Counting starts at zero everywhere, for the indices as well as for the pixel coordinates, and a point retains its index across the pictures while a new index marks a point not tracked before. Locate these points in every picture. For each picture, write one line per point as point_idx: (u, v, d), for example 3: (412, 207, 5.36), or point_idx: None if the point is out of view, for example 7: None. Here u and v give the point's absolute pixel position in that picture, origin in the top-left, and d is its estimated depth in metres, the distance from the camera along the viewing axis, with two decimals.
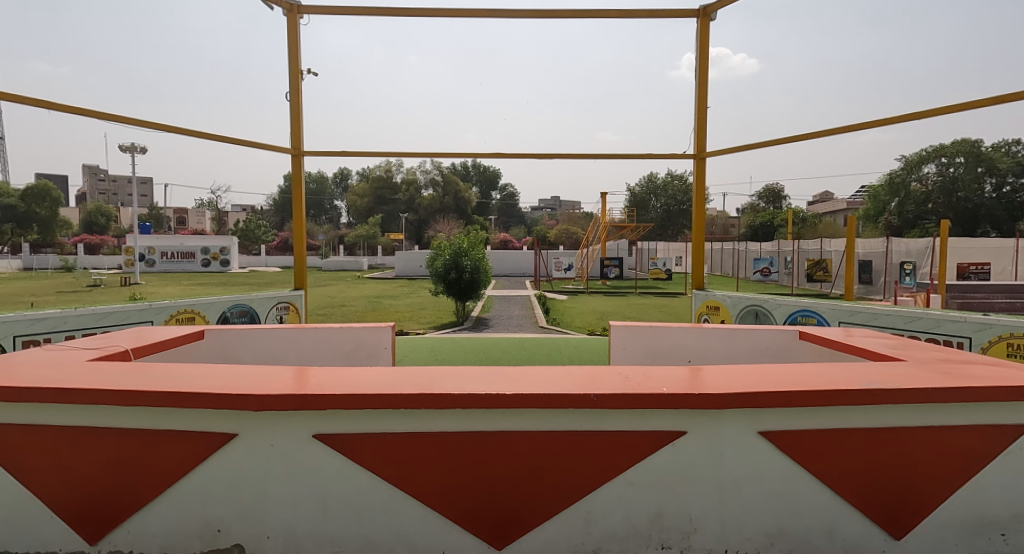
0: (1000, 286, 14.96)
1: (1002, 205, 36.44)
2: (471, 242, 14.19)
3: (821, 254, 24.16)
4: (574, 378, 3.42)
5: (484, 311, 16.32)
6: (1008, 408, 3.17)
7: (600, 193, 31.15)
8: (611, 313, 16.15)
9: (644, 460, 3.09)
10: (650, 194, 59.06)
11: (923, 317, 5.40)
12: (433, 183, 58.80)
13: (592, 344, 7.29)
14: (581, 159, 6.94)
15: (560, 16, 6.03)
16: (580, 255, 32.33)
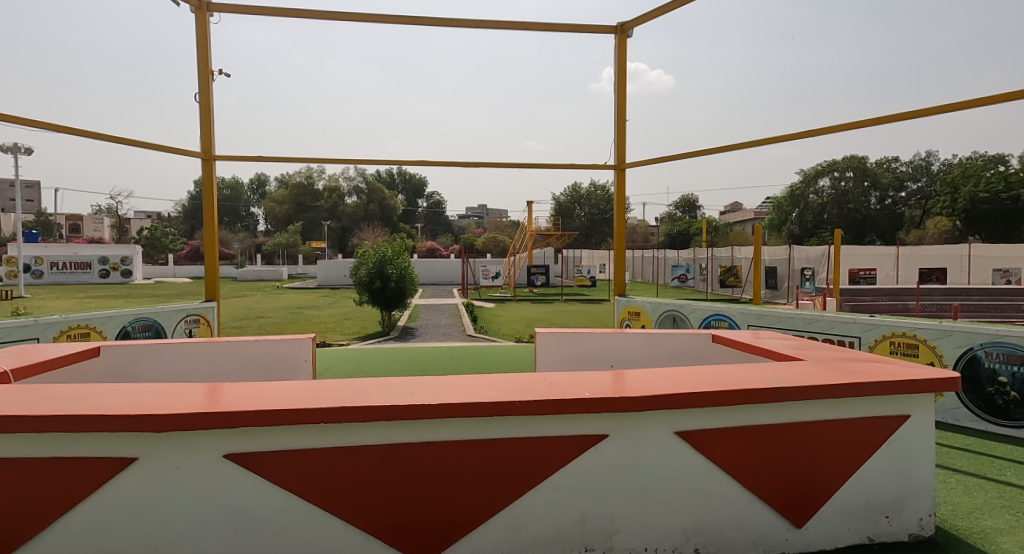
0: (884, 289, 16.52)
1: (885, 216, 41.36)
2: (395, 250, 13.98)
3: (733, 261, 25.67)
4: (500, 385, 3.48)
5: (411, 321, 15.99)
6: (891, 400, 3.53)
7: (527, 202, 31.43)
8: (538, 321, 16.35)
9: (569, 464, 3.14)
10: (574, 203, 60.40)
11: (820, 319, 5.65)
12: (357, 191, 57.75)
13: (523, 352, 7.36)
14: (504, 168, 6.95)
15: (484, 26, 6.08)
16: (507, 263, 32.64)
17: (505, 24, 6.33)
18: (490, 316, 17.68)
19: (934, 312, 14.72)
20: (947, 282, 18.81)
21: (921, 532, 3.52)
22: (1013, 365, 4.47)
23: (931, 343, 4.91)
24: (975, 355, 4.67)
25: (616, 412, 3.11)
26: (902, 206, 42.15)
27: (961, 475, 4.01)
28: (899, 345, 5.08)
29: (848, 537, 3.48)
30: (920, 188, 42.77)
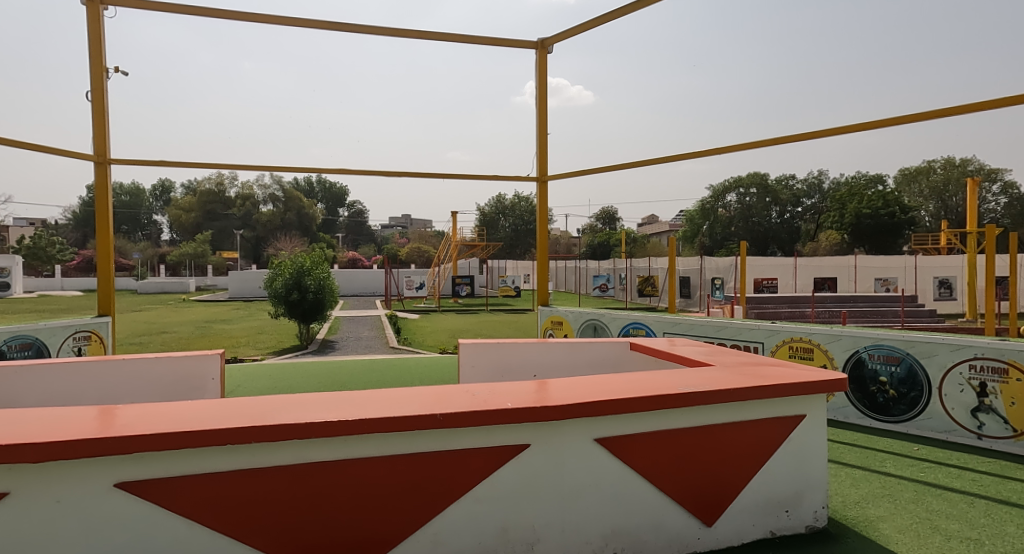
0: (784, 297, 17.74)
1: (784, 229, 44.87)
2: (313, 261, 13.52)
3: (650, 271, 26.79)
4: (422, 398, 3.43)
5: (331, 334, 15.41)
6: (789, 401, 3.79)
7: (452, 212, 31.33)
8: (463, 331, 16.30)
9: (492, 475, 3.13)
10: (497, 214, 60.50)
11: (728, 325, 5.98)
12: (273, 200, 55.53)
13: (446, 364, 7.28)
14: (428, 178, 6.88)
15: (405, 35, 6.03)
16: (432, 273, 32.29)
17: (426, 34, 6.30)
18: (413, 328, 17.37)
19: (827, 319, 16.06)
20: (837, 290, 20.80)
21: (816, 523, 3.79)
22: (892, 365, 4.91)
23: (824, 347, 5.32)
24: (860, 357, 5.11)
25: (537, 421, 3.15)
26: (799, 220, 46.32)
27: (849, 468, 4.34)
28: (797, 349, 5.47)
29: (753, 532, 3.67)
30: (814, 205, 46.39)
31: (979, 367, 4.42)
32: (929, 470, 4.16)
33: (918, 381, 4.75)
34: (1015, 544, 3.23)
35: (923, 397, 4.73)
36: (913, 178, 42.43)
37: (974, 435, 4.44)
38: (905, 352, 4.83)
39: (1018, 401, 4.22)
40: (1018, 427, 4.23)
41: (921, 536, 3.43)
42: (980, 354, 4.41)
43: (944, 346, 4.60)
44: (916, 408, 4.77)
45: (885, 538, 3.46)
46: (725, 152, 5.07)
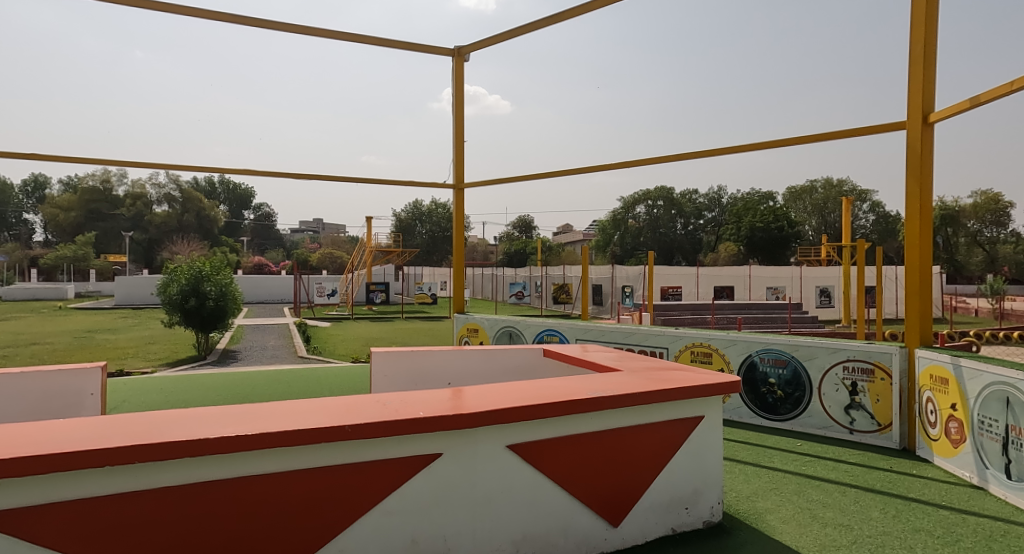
0: (687, 304, 18.78)
1: (688, 240, 48.74)
2: (214, 266, 12.73)
3: (564, 279, 27.51)
4: (329, 409, 3.30)
5: (233, 344, 14.48)
6: (689, 403, 4.00)
7: (367, 217, 30.60)
8: (377, 339, 15.94)
9: (402, 485, 3.06)
10: (415, 220, 60.66)
11: (636, 331, 6.24)
12: (169, 200, 51.70)
13: (359, 374, 7.04)
14: (341, 182, 6.66)
15: (318, 34, 5.86)
16: (345, 280, 31.25)
17: (338, 34, 6.13)
18: (324, 336, 16.72)
19: (725, 325, 17.23)
20: (734, 298, 22.34)
21: (712, 518, 4.01)
22: (779, 368, 5.32)
23: (722, 352, 5.68)
24: (753, 361, 5.50)
25: (450, 429, 3.12)
26: (702, 232, 49.44)
27: (741, 464, 4.65)
28: (697, 354, 5.82)
29: (655, 530, 3.82)
30: (714, 218, 49.75)
31: (851, 368, 4.89)
32: (810, 464, 4.53)
33: (800, 381, 5.18)
34: (877, 526, 3.58)
35: (804, 397, 5.16)
36: (798, 195, 46.47)
37: (847, 430, 4.89)
38: (790, 355, 5.25)
39: (881, 398, 4.71)
40: (883, 421, 4.71)
41: (801, 524, 3.73)
42: (852, 356, 4.88)
43: (823, 349, 5.04)
44: (799, 406, 5.19)
45: (772, 529, 3.72)
46: (633, 166, 5.29)
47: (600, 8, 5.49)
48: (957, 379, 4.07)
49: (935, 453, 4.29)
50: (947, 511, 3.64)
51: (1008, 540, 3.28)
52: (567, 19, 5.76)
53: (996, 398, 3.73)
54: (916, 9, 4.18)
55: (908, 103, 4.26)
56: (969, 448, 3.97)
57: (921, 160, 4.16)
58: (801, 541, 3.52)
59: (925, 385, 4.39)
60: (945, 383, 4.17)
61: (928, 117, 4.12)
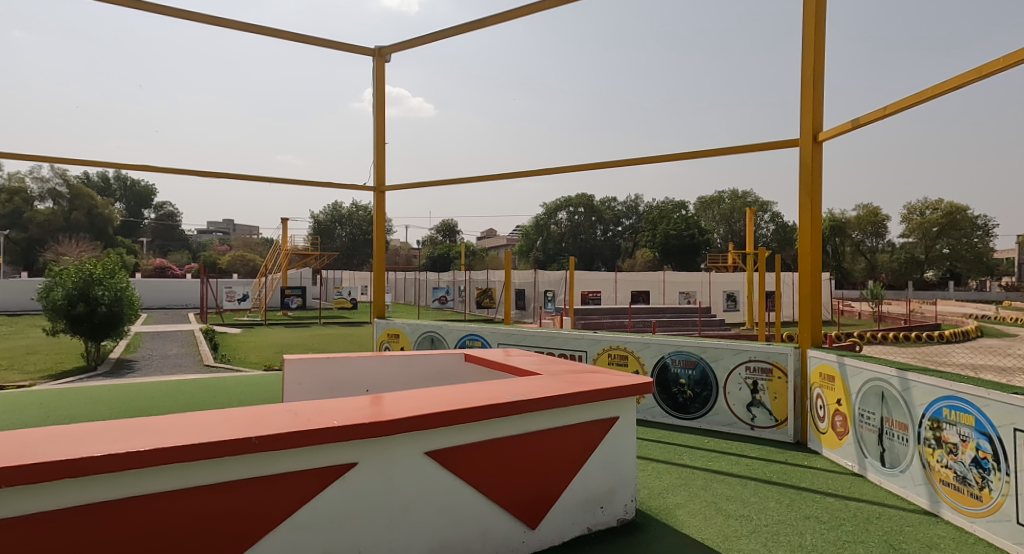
0: (605, 308, 19.37)
1: (607, 246, 50.56)
2: (107, 269, 11.76)
3: (488, 283, 27.51)
4: (235, 420, 3.11)
5: (128, 353, 13.35)
6: (605, 405, 4.12)
7: (282, 218, 29.24)
8: (291, 346, 15.30)
9: (315, 498, 2.93)
10: (333, 222, 57.98)
11: (556, 335, 6.36)
12: (54, 196, 47.02)
13: (273, 384, 6.70)
14: (252, 182, 6.34)
15: (225, 25, 5.56)
16: (257, 284, 29.65)
17: (249, 27, 5.85)
18: (233, 343, 15.81)
19: (640, 327, 18.00)
20: (649, 302, 23.07)
21: (626, 516, 4.13)
22: (689, 369, 5.59)
23: (637, 355, 5.88)
24: (665, 362, 5.75)
25: (366, 437, 3.03)
26: (620, 239, 51.46)
27: (654, 463, 4.84)
28: (614, 357, 6.00)
29: (572, 530, 3.89)
30: (631, 225, 51.84)
31: (752, 368, 5.22)
32: (716, 459, 4.78)
33: (708, 381, 5.47)
34: (774, 515, 3.84)
35: (711, 396, 5.45)
36: (708, 205, 49.45)
37: (748, 426, 5.22)
38: (699, 357, 5.54)
39: (778, 396, 5.06)
40: (780, 417, 5.06)
41: (707, 517, 3.93)
42: (754, 357, 5.21)
43: (728, 351, 5.36)
44: (706, 405, 5.48)
45: (680, 523, 3.89)
46: (553, 173, 5.39)
47: (520, 17, 5.59)
48: (842, 377, 4.46)
49: (823, 445, 4.68)
50: (833, 498, 3.96)
51: (883, 522, 3.62)
52: (488, 25, 5.80)
53: (874, 393, 4.13)
54: (806, 35, 4.53)
55: (800, 122, 4.61)
56: (850, 440, 4.38)
57: (812, 175, 4.52)
58: (707, 533, 3.70)
59: (816, 383, 4.77)
60: (832, 380, 4.56)
61: (817, 136, 4.49)
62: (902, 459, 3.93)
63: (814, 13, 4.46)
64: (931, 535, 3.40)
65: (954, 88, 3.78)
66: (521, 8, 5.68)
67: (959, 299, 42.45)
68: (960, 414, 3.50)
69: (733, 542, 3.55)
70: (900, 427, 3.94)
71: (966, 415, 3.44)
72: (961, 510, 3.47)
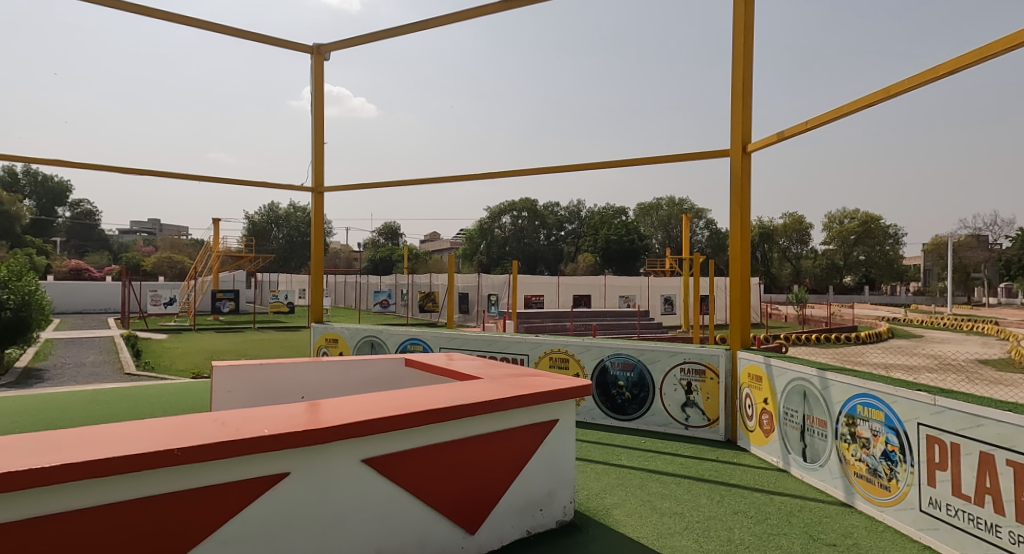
0: (548, 312, 19.56)
1: (550, 251, 51.29)
2: (12, 271, 10.86)
3: (431, 287, 27.07)
4: (158, 431, 2.95)
5: (36, 361, 12.33)
6: (545, 408, 4.16)
7: (213, 218, 27.57)
8: (222, 352, 14.64)
9: (244, 510, 2.80)
10: (270, 223, 56.29)
11: (498, 339, 6.37)
12: None
13: (201, 393, 6.36)
14: (181, 179, 6.04)
15: (151, 15, 5.27)
16: (184, 288, 27.97)
17: (178, 17, 5.57)
18: (157, 350, 14.91)
19: (581, 331, 18.36)
20: (591, 305, 23.51)
21: (565, 517, 4.18)
22: (627, 371, 5.73)
23: (577, 357, 5.99)
24: (605, 365, 5.87)
25: (300, 446, 2.93)
26: (562, 243, 52.34)
27: (592, 464, 4.92)
28: (555, 360, 6.08)
29: (511, 534, 3.89)
30: (573, 229, 53.45)
31: (687, 369, 5.40)
32: (651, 459, 4.91)
33: (645, 383, 5.62)
34: (705, 511, 3.98)
35: (648, 397, 5.60)
36: (647, 211, 51.01)
37: (682, 425, 5.40)
38: (637, 359, 5.68)
39: (711, 396, 5.25)
40: (712, 416, 5.26)
41: (642, 516, 4.03)
42: (688, 359, 5.39)
43: (664, 353, 5.52)
44: (644, 406, 5.63)
45: (616, 523, 3.97)
46: (495, 177, 5.41)
47: (462, 20, 5.60)
48: (768, 377, 4.68)
49: (752, 442, 4.90)
50: (760, 493, 4.14)
51: (805, 514, 3.82)
52: (431, 27, 5.76)
53: (797, 392, 4.35)
54: (736, 50, 4.75)
55: (731, 133, 4.82)
56: (776, 437, 4.60)
57: (741, 185, 4.73)
58: (642, 531, 3.79)
59: (745, 383, 4.98)
60: (759, 380, 4.78)
61: (746, 147, 4.70)
62: (822, 454, 4.16)
63: (743, 30, 4.68)
64: (845, 525, 3.62)
65: (868, 106, 4.10)
66: (463, 12, 5.69)
67: (872, 302, 45.68)
68: (871, 410, 3.75)
69: (666, 539, 3.65)
70: (820, 423, 4.17)
71: (877, 411, 3.69)
72: (872, 500, 3.72)
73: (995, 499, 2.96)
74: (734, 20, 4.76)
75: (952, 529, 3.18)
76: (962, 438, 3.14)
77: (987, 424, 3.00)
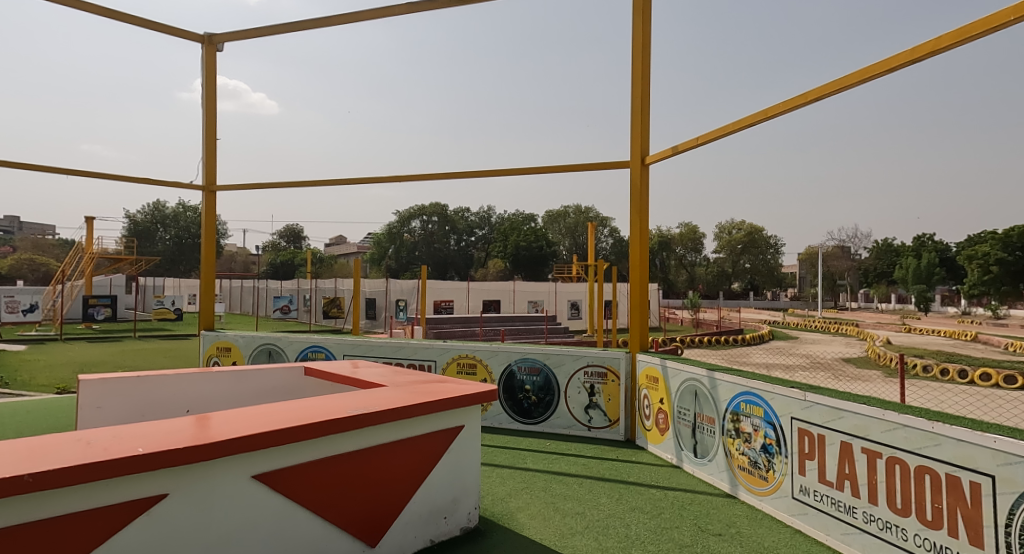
0: (458, 317, 19.53)
1: (460, 256, 51.51)
2: None
3: (336, 292, 26.27)
4: (6, 454, 2.63)
5: None
6: (450, 414, 4.14)
7: (84, 217, 24.59)
8: (94, 364, 13.27)
9: (113, 539, 2.55)
10: (155, 223, 51.54)
11: (405, 345, 6.27)
12: None
13: (68, 410, 5.72)
14: (45, 172, 5.42)
15: None
16: (49, 293, 25.05)
17: None
18: (12, 364, 13.20)
19: (490, 336, 18.52)
20: (500, 310, 23.89)
21: (469, 524, 4.16)
22: (533, 375, 5.83)
23: (485, 363, 6.02)
24: (511, 370, 5.93)
25: (180, 464, 2.71)
26: (473, 248, 52.65)
27: (499, 469, 4.94)
28: (463, 366, 6.07)
29: (415, 544, 3.80)
30: (483, 235, 53.05)
31: (590, 372, 5.58)
32: (555, 461, 5.02)
33: (550, 387, 5.74)
34: (604, 509, 4.11)
35: (553, 401, 5.73)
36: (555, 218, 52.35)
37: (585, 427, 5.57)
38: (543, 363, 5.79)
39: (612, 397, 5.46)
40: (613, 417, 5.47)
41: (545, 517, 4.10)
42: (591, 361, 5.58)
43: (569, 357, 5.66)
44: (549, 409, 5.75)
45: (520, 526, 4.00)
46: (402, 180, 5.33)
47: (367, 20, 5.49)
48: (663, 378, 4.94)
49: (649, 441, 5.14)
50: (655, 489, 4.34)
51: (694, 507, 4.05)
52: (333, 24, 5.58)
53: (689, 391, 4.62)
54: (635, 67, 5.00)
55: (630, 144, 5.05)
56: (670, 435, 4.86)
57: (640, 195, 4.96)
58: (544, 533, 3.85)
59: (644, 384, 5.21)
60: (655, 381, 5.03)
61: (645, 159, 4.94)
62: (710, 449, 4.44)
63: (641, 47, 4.92)
64: (729, 515, 3.87)
65: (752, 123, 4.47)
66: (368, 12, 5.58)
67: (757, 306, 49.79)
68: (753, 407, 4.05)
69: (567, 539, 3.73)
70: (709, 421, 4.45)
71: (757, 407, 3.99)
72: (753, 490, 4.02)
73: (853, 483, 3.28)
74: (634, 37, 5.00)
75: (818, 513, 3.49)
76: (827, 429, 3.47)
77: (847, 417, 3.32)
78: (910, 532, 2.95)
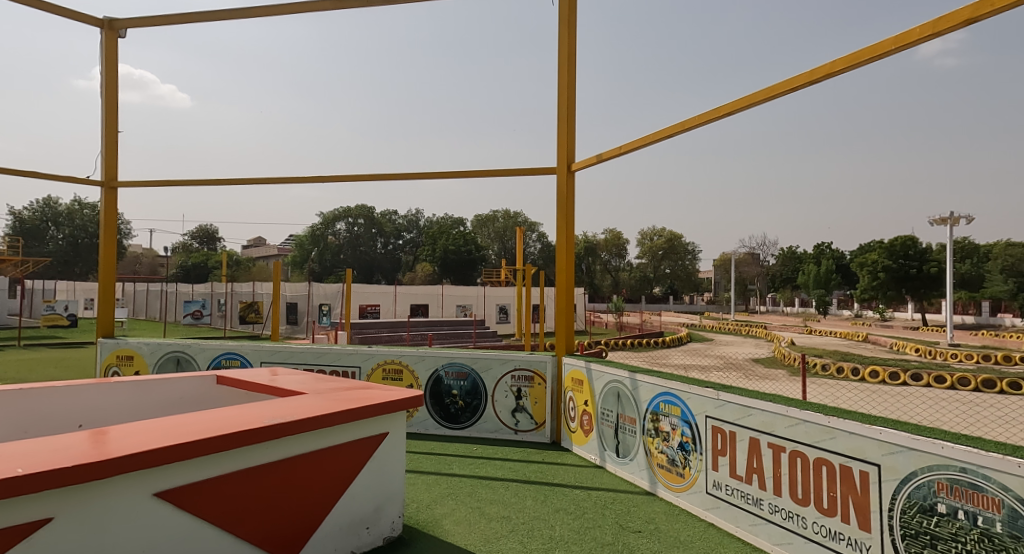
0: (384, 322, 19.14)
1: (387, 259, 50.53)
2: None
3: (254, 296, 24.92)
4: None
5: None
6: (374, 421, 4.03)
7: None
8: None
9: None
10: (46, 221, 47.32)
11: (327, 351, 6.07)
12: None
13: None
14: None
15: None
16: None
17: None
18: None
19: (417, 341, 18.24)
20: (427, 314, 23.63)
21: (393, 533, 4.06)
22: (461, 380, 5.80)
23: (411, 368, 5.93)
24: (438, 375, 5.88)
25: (68, 485, 2.48)
26: (400, 252, 51.92)
27: (424, 475, 4.87)
28: (388, 372, 5.95)
29: None
30: (411, 239, 52.98)
31: (516, 376, 5.63)
32: (482, 465, 5.02)
33: (477, 392, 5.73)
34: (529, 512, 4.14)
35: (480, 405, 5.73)
36: (484, 222, 52.55)
37: (512, 430, 5.60)
38: (470, 368, 5.78)
39: (539, 400, 5.53)
40: (539, 420, 5.54)
41: (471, 522, 4.07)
42: (518, 365, 5.63)
43: (496, 361, 5.68)
44: (476, 414, 5.73)
45: (444, 532, 3.95)
46: (324, 180, 5.17)
47: (287, 13, 5.31)
48: (588, 380, 5.05)
49: (574, 442, 5.23)
50: (579, 490, 4.42)
51: (617, 505, 4.16)
52: (251, 17, 5.34)
53: (613, 392, 4.75)
54: (561, 76, 5.11)
55: (556, 152, 5.15)
56: (594, 436, 4.97)
57: (566, 201, 5.06)
58: (469, 538, 3.82)
59: (569, 387, 5.32)
60: (581, 384, 5.14)
61: (571, 167, 5.05)
62: (631, 449, 4.57)
63: (567, 57, 5.04)
64: (649, 512, 4.00)
65: (669, 136, 4.67)
66: (288, 6, 5.39)
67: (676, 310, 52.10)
68: (671, 406, 4.21)
69: (492, 543, 3.72)
70: (631, 421, 4.59)
71: (675, 407, 4.16)
72: (670, 486, 4.18)
73: (760, 477, 3.48)
74: (560, 47, 5.10)
75: (729, 506, 3.68)
76: (737, 426, 3.66)
77: (755, 414, 3.53)
78: (809, 520, 3.17)
